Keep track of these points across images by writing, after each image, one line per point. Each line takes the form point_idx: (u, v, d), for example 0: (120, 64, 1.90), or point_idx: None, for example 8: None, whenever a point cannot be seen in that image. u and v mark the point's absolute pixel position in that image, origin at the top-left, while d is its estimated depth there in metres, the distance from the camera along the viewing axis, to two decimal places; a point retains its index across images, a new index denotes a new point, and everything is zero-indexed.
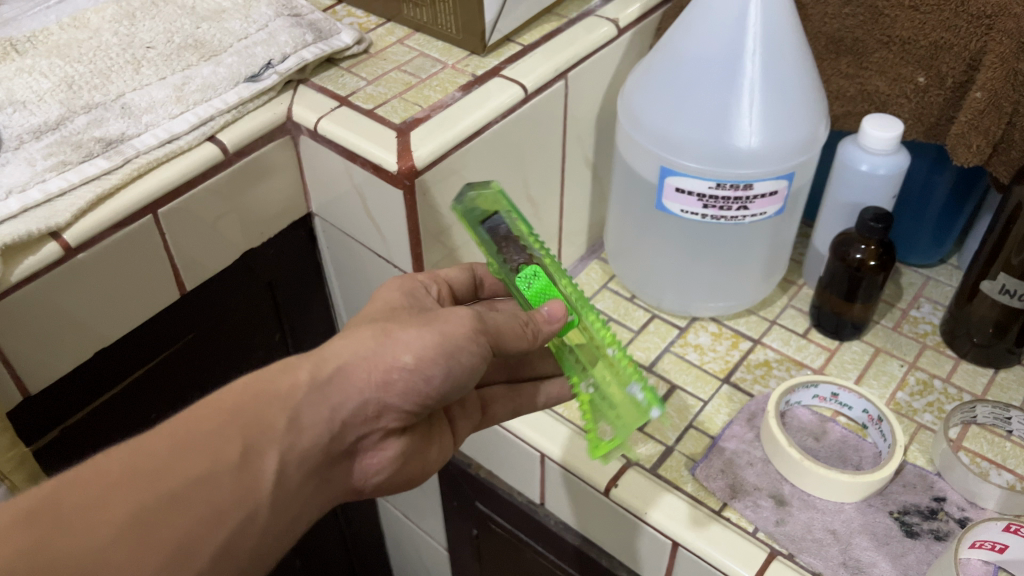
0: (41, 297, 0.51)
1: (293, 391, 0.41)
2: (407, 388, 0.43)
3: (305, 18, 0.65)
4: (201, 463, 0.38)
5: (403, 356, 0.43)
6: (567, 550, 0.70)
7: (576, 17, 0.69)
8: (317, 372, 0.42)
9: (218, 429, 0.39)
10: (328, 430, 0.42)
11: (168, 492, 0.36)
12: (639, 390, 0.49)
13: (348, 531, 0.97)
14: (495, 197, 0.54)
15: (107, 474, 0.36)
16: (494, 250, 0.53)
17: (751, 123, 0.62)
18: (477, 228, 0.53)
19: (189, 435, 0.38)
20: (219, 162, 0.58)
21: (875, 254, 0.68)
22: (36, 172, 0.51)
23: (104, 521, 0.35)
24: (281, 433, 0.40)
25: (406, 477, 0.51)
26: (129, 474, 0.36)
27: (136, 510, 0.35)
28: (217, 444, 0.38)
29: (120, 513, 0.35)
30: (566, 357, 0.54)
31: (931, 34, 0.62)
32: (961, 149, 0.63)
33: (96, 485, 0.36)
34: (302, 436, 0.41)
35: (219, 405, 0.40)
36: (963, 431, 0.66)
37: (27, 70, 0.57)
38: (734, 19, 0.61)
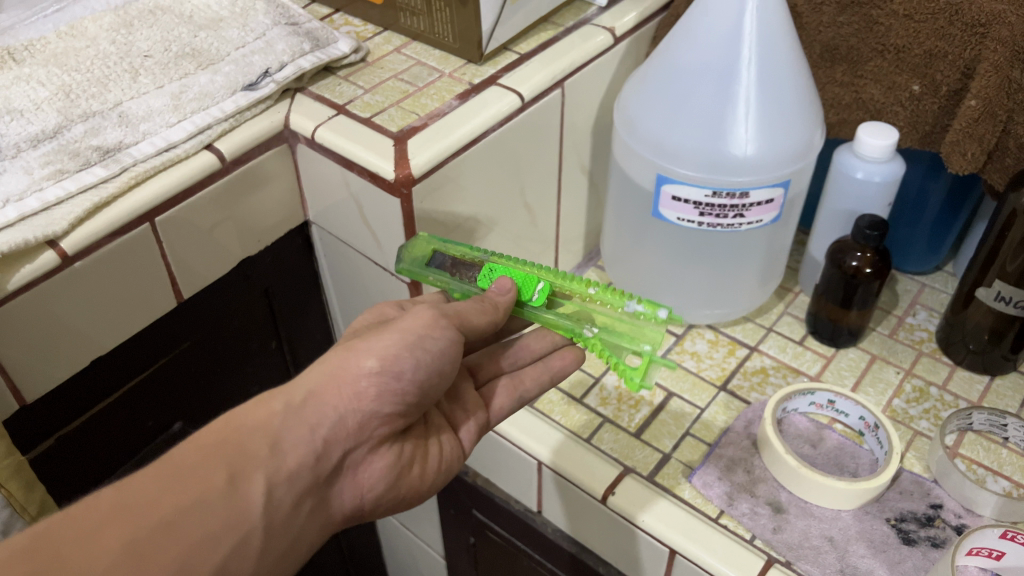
0: (39, 306, 0.51)
1: (268, 420, 0.42)
2: (380, 393, 0.44)
3: (302, 26, 0.65)
4: (191, 491, 0.38)
5: (367, 361, 0.44)
6: (563, 558, 0.70)
7: (572, 26, 0.69)
8: (291, 400, 0.43)
9: (203, 460, 0.39)
10: (311, 452, 0.42)
11: (160, 521, 0.37)
12: (636, 304, 0.54)
13: (345, 539, 0.97)
14: (426, 241, 0.58)
15: (99, 508, 0.36)
16: (449, 277, 0.57)
17: (746, 131, 0.62)
18: (425, 268, 0.57)
19: (175, 467, 0.39)
20: (217, 170, 0.58)
21: (870, 261, 0.69)
22: (33, 180, 0.51)
23: (98, 551, 0.35)
24: (265, 458, 0.41)
25: (417, 482, 0.50)
26: (122, 507, 0.37)
27: (130, 541, 0.36)
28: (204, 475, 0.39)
29: (112, 546, 0.35)
30: (556, 325, 0.55)
31: (926, 42, 0.62)
32: (956, 157, 0.62)
33: (92, 517, 0.36)
34: (285, 462, 0.41)
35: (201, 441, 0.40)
36: (960, 437, 0.66)
37: (24, 79, 0.57)
38: (730, 28, 0.61)
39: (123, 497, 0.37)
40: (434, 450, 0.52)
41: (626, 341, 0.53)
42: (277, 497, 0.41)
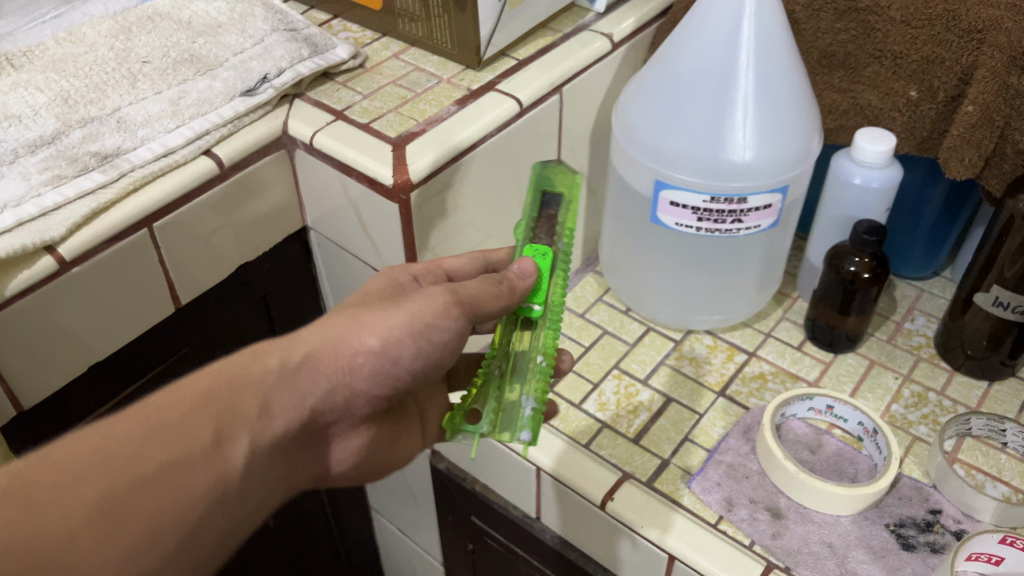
0: (38, 309, 0.51)
1: (262, 378, 0.41)
2: (373, 371, 0.44)
3: (300, 33, 0.65)
4: (172, 447, 0.37)
5: (369, 338, 0.43)
6: (554, 559, 0.70)
7: (570, 32, 0.69)
8: (287, 360, 0.42)
9: (191, 414, 0.38)
10: (299, 416, 0.42)
11: (140, 474, 0.36)
12: (531, 407, 0.47)
13: (343, 546, 0.97)
14: (569, 182, 0.53)
15: (76, 454, 0.36)
16: (532, 216, 0.53)
17: (744, 137, 0.62)
18: (535, 192, 0.53)
19: (161, 418, 0.38)
20: (215, 176, 0.58)
21: (868, 266, 0.69)
22: (31, 186, 0.51)
23: (76, 501, 0.34)
24: (253, 419, 0.40)
25: (375, 464, 0.52)
26: (104, 453, 0.36)
27: (109, 491, 0.35)
28: (188, 430, 0.38)
29: (91, 497, 0.35)
30: (500, 340, 0.51)
31: (923, 48, 0.62)
32: (953, 163, 0.62)
33: (70, 463, 0.35)
34: (272, 423, 0.41)
35: (193, 387, 0.39)
36: (958, 443, 0.66)
37: (22, 85, 0.58)
38: (727, 34, 0.61)
39: (105, 449, 0.36)
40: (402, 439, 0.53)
41: (489, 401, 0.48)
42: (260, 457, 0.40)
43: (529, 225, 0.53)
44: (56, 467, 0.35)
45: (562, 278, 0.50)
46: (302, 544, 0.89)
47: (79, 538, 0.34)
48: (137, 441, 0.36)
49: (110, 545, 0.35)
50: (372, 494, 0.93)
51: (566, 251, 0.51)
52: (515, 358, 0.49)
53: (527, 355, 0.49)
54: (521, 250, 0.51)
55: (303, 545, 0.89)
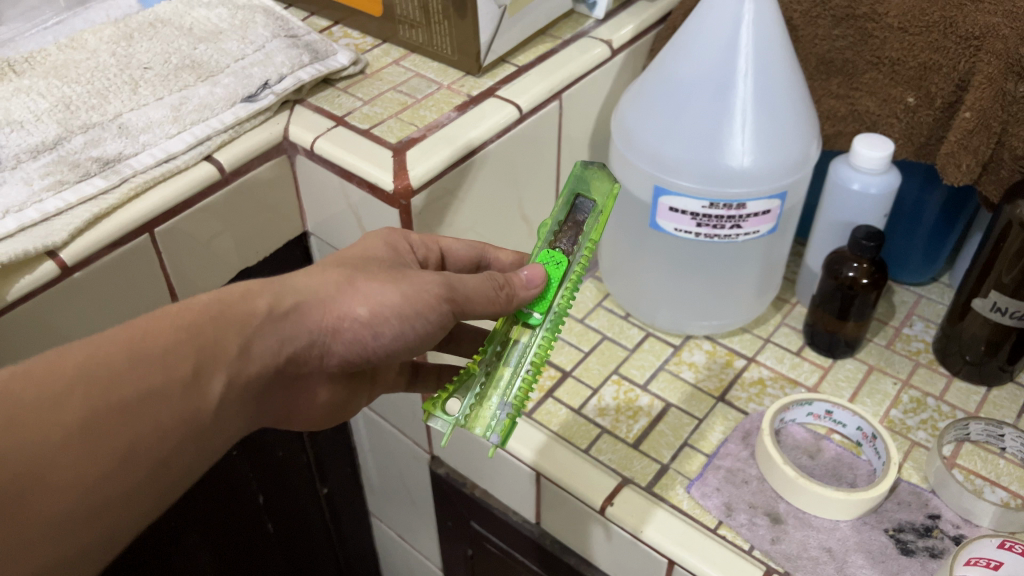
0: (29, 300, 0.50)
1: (249, 318, 0.42)
2: (353, 338, 0.45)
3: (301, 39, 0.65)
4: (154, 377, 0.38)
5: (359, 308, 0.44)
6: (528, 545, 0.72)
7: (570, 39, 0.70)
8: (277, 304, 0.43)
9: (174, 344, 0.39)
10: (274, 360, 0.43)
11: (120, 402, 0.37)
12: (506, 412, 0.46)
13: (342, 552, 0.97)
14: (605, 194, 0.52)
15: (61, 373, 0.36)
16: (560, 216, 0.52)
17: (743, 143, 0.63)
18: (568, 197, 0.52)
19: (146, 347, 0.38)
20: (216, 181, 0.58)
21: (867, 272, 0.69)
22: (33, 192, 0.51)
23: (58, 420, 0.36)
24: (231, 357, 0.41)
25: (323, 417, 0.54)
26: (92, 376, 0.37)
27: (91, 415, 0.36)
28: (170, 361, 0.39)
29: (73, 419, 0.36)
30: (497, 331, 0.50)
31: (920, 55, 0.63)
32: (951, 168, 0.63)
33: (54, 383, 0.36)
34: (249, 363, 0.42)
35: (179, 317, 0.40)
36: (957, 448, 0.66)
37: (24, 91, 0.58)
38: (727, 42, 0.62)
39: (91, 371, 0.37)
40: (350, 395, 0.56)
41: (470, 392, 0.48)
42: (231, 395, 0.42)
43: (554, 228, 0.52)
44: (40, 382, 0.36)
45: (570, 289, 0.49)
46: (302, 549, 0.89)
47: (58, 455, 0.36)
48: (122, 364, 0.38)
49: (86, 464, 0.36)
50: (371, 499, 0.94)
51: (584, 258, 0.50)
52: (506, 356, 0.48)
53: (518, 354, 0.48)
54: (538, 254, 0.51)
55: (302, 551, 0.89)
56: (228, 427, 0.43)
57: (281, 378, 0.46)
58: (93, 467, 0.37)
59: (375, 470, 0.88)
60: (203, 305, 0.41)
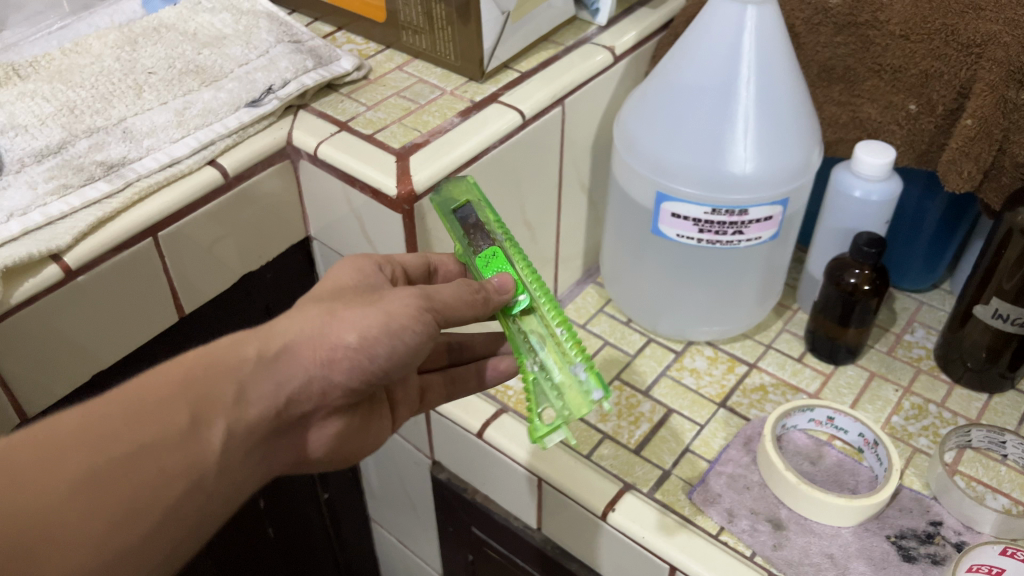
0: (39, 320, 0.51)
1: (240, 365, 0.41)
2: (351, 366, 0.44)
3: (305, 44, 0.65)
4: (154, 427, 0.37)
5: (348, 335, 0.43)
6: (531, 553, 0.72)
7: (573, 45, 0.70)
8: (265, 349, 0.42)
9: (168, 396, 0.38)
10: (273, 404, 0.42)
11: (121, 453, 0.36)
12: (583, 369, 0.46)
13: (343, 556, 0.97)
14: (467, 188, 0.55)
15: (61, 429, 0.36)
16: (461, 234, 0.54)
17: (745, 149, 0.63)
18: (449, 217, 0.54)
19: (142, 398, 0.38)
20: (220, 186, 0.58)
21: (868, 278, 0.69)
22: (37, 195, 0.52)
23: (60, 476, 0.35)
24: (228, 405, 0.40)
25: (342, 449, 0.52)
26: (88, 429, 0.36)
27: (92, 468, 0.36)
28: (167, 411, 0.38)
29: (73, 473, 0.35)
30: (514, 339, 0.50)
31: (921, 63, 0.63)
32: (952, 176, 0.63)
33: (51, 439, 0.36)
34: (247, 411, 0.41)
35: (171, 375, 0.39)
36: (958, 455, 0.66)
37: (28, 95, 0.58)
38: (729, 49, 0.62)
39: (87, 429, 0.36)
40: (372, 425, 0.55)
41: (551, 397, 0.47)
42: (234, 443, 0.41)
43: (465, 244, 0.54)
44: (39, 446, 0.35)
45: (520, 258, 0.51)
46: (303, 554, 0.89)
47: (59, 511, 0.34)
48: (116, 423, 0.37)
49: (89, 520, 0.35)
50: (371, 505, 0.93)
51: (508, 237, 0.53)
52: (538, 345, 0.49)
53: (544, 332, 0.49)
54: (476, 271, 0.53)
55: (302, 555, 0.89)
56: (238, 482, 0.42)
57: (291, 422, 0.45)
58: (96, 523, 0.35)
59: (375, 475, 0.88)
60: (192, 359, 0.40)
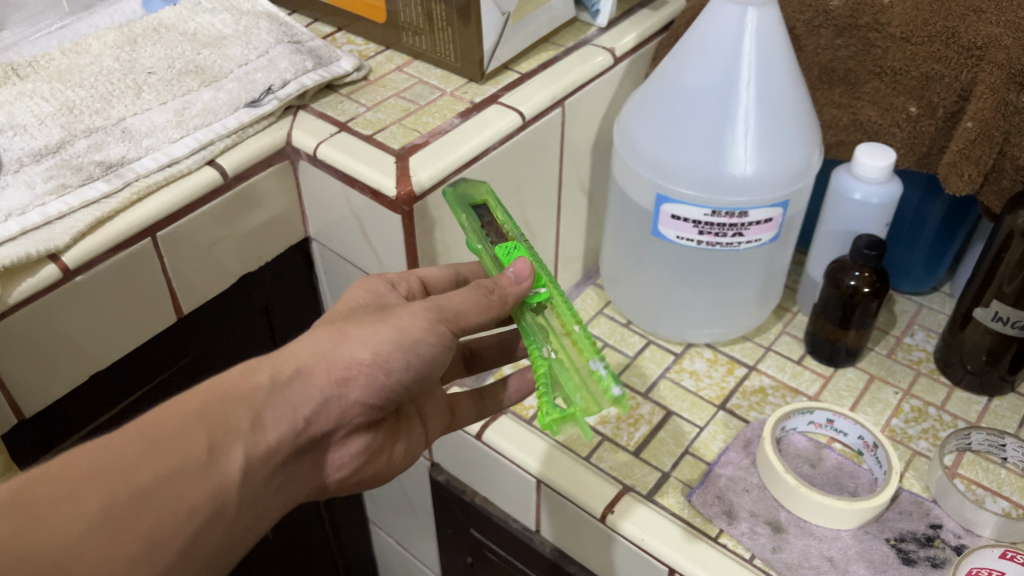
0: (38, 323, 0.51)
1: (254, 392, 0.41)
2: (369, 382, 0.44)
3: (305, 45, 0.65)
4: (169, 460, 0.37)
5: (361, 352, 0.43)
6: (544, 565, 0.71)
7: (573, 47, 0.70)
8: (278, 374, 0.42)
9: (184, 428, 0.39)
10: (291, 427, 0.42)
11: (138, 487, 0.36)
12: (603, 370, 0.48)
13: (341, 558, 0.97)
14: (483, 191, 0.56)
15: (77, 465, 0.36)
16: (475, 226, 0.54)
17: (745, 151, 0.63)
18: (461, 208, 0.55)
19: (158, 430, 0.38)
20: (219, 186, 0.58)
21: (868, 280, 0.69)
22: (36, 195, 0.52)
23: (76, 514, 0.35)
24: (246, 432, 0.40)
25: (367, 465, 0.51)
26: (101, 466, 0.36)
27: (109, 504, 0.36)
28: (184, 441, 0.38)
29: (88, 510, 0.35)
30: (526, 326, 0.50)
31: (922, 65, 0.63)
32: (953, 178, 0.63)
33: (64, 478, 0.35)
34: (265, 437, 0.41)
35: (183, 407, 0.39)
36: (958, 458, 0.66)
37: (27, 95, 0.58)
38: (729, 50, 0.62)
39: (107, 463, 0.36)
40: (401, 441, 0.54)
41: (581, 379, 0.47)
42: (255, 470, 0.41)
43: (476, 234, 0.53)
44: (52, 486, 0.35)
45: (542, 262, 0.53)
46: (301, 556, 0.89)
47: (77, 550, 0.34)
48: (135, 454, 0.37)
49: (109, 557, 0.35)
50: (369, 507, 0.93)
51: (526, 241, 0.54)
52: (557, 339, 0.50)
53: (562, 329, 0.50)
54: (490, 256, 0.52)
55: (300, 556, 0.89)
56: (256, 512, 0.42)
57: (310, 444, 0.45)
58: (117, 561, 0.35)
59: None
60: (206, 390, 0.40)
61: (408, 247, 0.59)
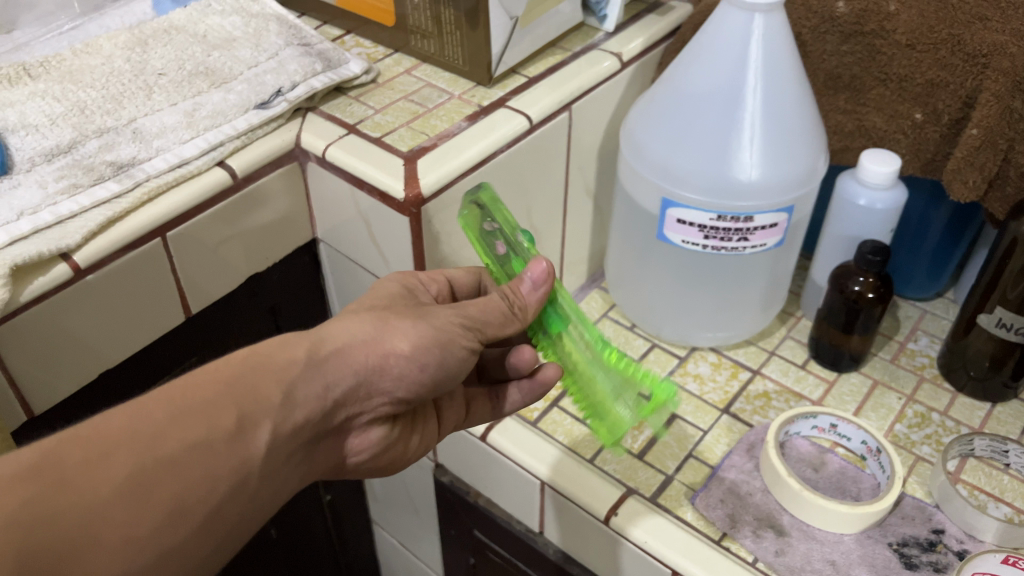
0: (49, 318, 0.51)
1: (289, 366, 0.41)
2: (400, 375, 0.45)
3: (314, 47, 0.66)
4: (198, 428, 0.37)
5: (402, 344, 0.44)
6: (549, 568, 0.71)
7: (580, 51, 0.70)
8: (315, 351, 0.43)
9: (214, 397, 0.39)
10: (321, 407, 0.43)
11: (164, 454, 0.36)
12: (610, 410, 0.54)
13: (343, 559, 0.97)
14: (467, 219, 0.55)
15: (106, 432, 0.35)
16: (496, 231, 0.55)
17: (752, 156, 0.63)
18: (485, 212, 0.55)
19: (187, 401, 0.38)
20: (228, 186, 0.58)
21: (872, 286, 0.69)
22: (47, 195, 0.52)
23: (103, 480, 0.34)
24: (275, 406, 0.40)
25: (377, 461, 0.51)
26: (130, 434, 0.36)
27: (137, 472, 0.35)
28: (212, 414, 0.38)
29: (117, 475, 0.35)
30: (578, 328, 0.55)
31: (927, 72, 0.63)
32: (957, 184, 0.63)
33: (95, 445, 0.35)
34: (293, 414, 0.41)
35: (216, 375, 0.39)
36: (961, 463, 0.66)
37: (39, 95, 0.59)
38: (736, 57, 0.62)
39: (132, 428, 0.36)
40: (418, 433, 0.55)
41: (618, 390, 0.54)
42: (278, 445, 0.41)
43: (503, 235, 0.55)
44: (82, 447, 0.35)
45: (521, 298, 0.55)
46: (305, 555, 0.89)
47: (106, 517, 0.34)
48: (163, 422, 0.37)
49: (135, 524, 0.35)
50: (373, 507, 0.93)
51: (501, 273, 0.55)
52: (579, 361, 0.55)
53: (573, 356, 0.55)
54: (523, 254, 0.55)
55: (302, 556, 0.89)
56: (269, 506, 0.42)
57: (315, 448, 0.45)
58: (143, 529, 0.35)
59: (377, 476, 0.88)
60: (240, 358, 0.41)
61: (414, 250, 0.60)
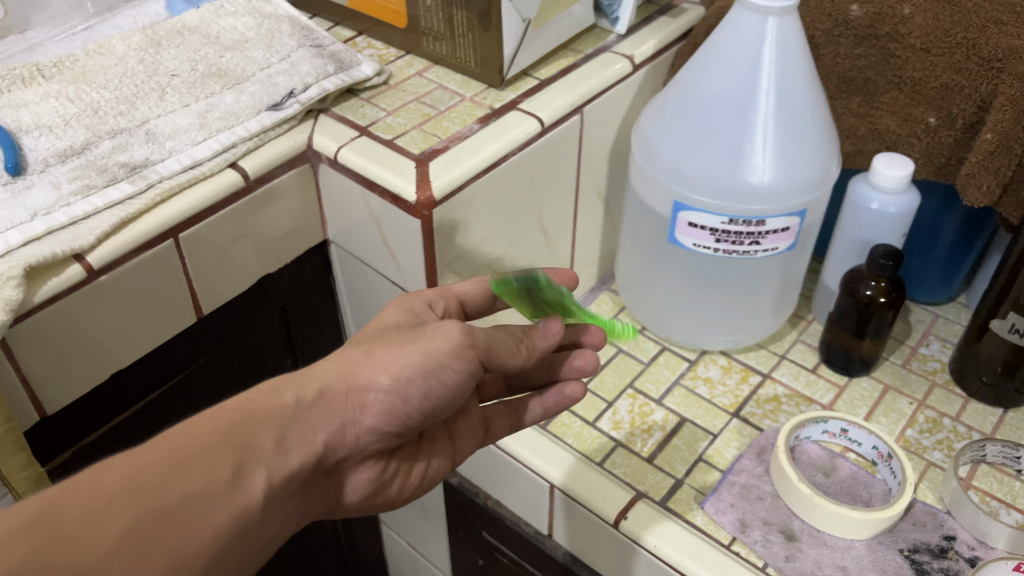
0: (60, 324, 0.51)
1: (280, 413, 0.41)
2: (382, 410, 0.44)
3: (326, 49, 0.66)
4: (196, 479, 0.37)
5: (380, 377, 0.44)
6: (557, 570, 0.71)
7: (592, 53, 0.70)
8: (302, 396, 0.43)
9: (211, 447, 0.38)
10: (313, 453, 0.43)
11: (165, 505, 0.36)
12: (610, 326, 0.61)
13: (353, 559, 0.97)
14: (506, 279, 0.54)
15: (107, 485, 0.35)
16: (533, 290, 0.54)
17: (763, 160, 0.63)
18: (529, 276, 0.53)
19: (184, 451, 0.38)
20: (241, 188, 0.58)
21: (885, 290, 0.69)
22: (61, 195, 0.52)
23: (103, 533, 0.34)
24: (269, 453, 0.40)
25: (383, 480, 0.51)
26: (132, 483, 0.36)
27: (136, 520, 0.35)
28: (210, 466, 0.38)
29: (118, 528, 0.34)
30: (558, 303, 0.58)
31: (942, 76, 0.63)
32: (971, 190, 0.63)
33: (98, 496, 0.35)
34: (287, 459, 0.41)
35: (212, 423, 0.40)
36: (973, 469, 0.66)
37: (53, 96, 0.59)
38: (750, 60, 0.62)
39: (133, 481, 0.36)
40: (423, 460, 0.55)
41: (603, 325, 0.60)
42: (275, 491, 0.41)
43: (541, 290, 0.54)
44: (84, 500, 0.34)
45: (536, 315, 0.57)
46: (314, 556, 0.90)
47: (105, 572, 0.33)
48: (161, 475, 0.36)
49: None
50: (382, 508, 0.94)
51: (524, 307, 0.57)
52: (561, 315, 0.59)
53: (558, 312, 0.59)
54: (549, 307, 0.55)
55: (312, 555, 0.89)
56: (280, 515, 0.42)
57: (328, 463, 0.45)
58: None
59: None
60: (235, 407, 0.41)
61: (425, 253, 0.60)
